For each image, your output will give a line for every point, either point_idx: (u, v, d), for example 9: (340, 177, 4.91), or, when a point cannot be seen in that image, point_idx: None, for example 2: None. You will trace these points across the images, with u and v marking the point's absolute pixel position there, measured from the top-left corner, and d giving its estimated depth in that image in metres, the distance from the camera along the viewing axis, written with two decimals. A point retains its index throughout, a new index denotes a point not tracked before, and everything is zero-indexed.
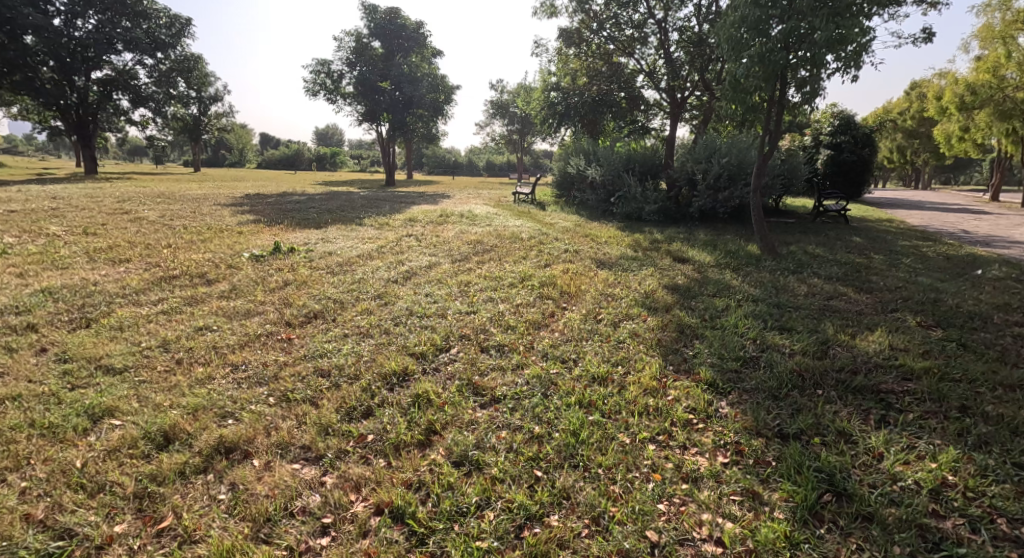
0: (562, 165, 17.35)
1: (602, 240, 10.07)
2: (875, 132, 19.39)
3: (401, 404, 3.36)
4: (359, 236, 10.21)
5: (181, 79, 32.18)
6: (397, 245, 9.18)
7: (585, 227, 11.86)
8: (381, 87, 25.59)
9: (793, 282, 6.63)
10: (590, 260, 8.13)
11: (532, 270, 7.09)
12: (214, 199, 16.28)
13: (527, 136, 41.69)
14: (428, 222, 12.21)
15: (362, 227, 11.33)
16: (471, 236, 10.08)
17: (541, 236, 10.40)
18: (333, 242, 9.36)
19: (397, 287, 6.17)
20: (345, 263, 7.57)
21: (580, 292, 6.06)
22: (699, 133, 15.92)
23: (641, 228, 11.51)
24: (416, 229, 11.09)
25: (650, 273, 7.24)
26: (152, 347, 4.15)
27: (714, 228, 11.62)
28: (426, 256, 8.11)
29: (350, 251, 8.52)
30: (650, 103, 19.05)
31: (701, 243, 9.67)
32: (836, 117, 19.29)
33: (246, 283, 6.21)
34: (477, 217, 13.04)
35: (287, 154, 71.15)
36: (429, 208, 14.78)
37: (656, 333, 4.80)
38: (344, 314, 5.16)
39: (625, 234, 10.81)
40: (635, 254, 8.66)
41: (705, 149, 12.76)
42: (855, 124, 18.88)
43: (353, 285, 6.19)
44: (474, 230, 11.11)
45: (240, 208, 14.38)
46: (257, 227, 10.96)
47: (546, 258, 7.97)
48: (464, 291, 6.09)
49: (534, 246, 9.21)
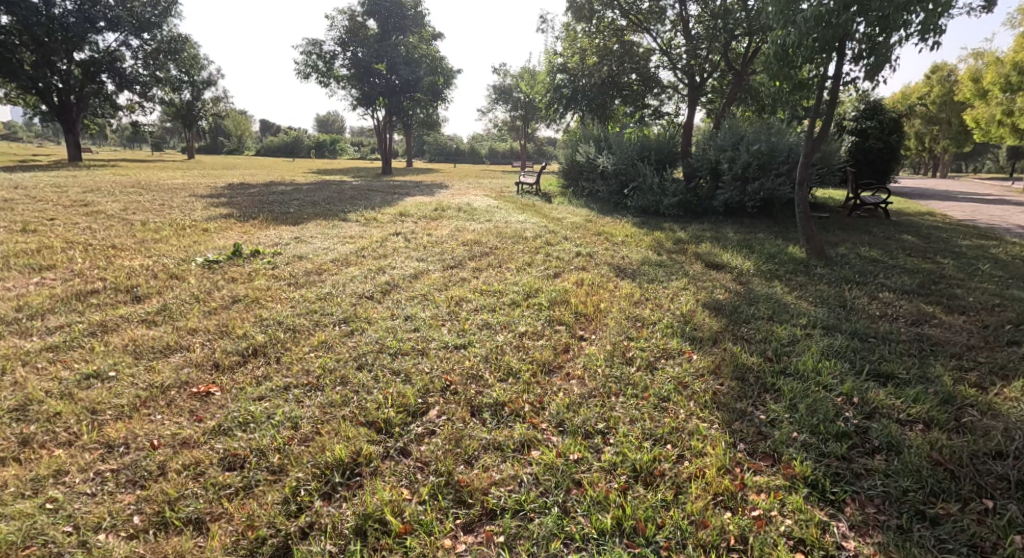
0: (569, 154, 15.98)
1: (618, 240, 8.80)
2: (904, 118, 17.86)
3: (341, 534, 2.24)
4: (340, 234, 8.99)
5: (170, 61, 30.82)
6: (382, 247, 7.93)
7: (596, 223, 10.58)
8: (377, 70, 24.19)
9: (863, 299, 5.39)
10: (607, 266, 6.89)
11: (538, 281, 5.86)
12: (191, 190, 15.03)
13: (531, 122, 40.20)
14: (420, 216, 10.98)
15: (345, 223, 10.09)
16: (467, 235, 8.82)
17: (547, 234, 9.15)
18: (308, 243, 8.14)
19: (371, 307, 4.96)
20: (314, 271, 6.35)
21: (599, 314, 4.82)
22: (720, 117, 14.54)
23: (661, 225, 10.22)
24: (406, 226, 9.87)
25: (682, 284, 5.99)
26: (3, 413, 2.93)
27: (743, 225, 10.33)
28: (414, 261, 6.90)
29: (324, 254, 7.31)
30: (664, 86, 17.61)
31: (734, 243, 8.41)
32: (862, 100, 17.96)
33: (184, 302, 5.00)
34: (475, 211, 11.78)
35: (285, 141, 69.69)
36: (424, 201, 13.52)
37: (709, 382, 3.57)
38: (295, 350, 3.93)
39: (644, 231, 9.55)
40: (658, 259, 7.40)
41: (732, 136, 11.44)
42: (882, 108, 17.57)
43: (317, 304, 4.98)
44: (472, 226, 9.88)
45: (216, 199, 13.13)
46: (226, 223, 9.74)
47: (554, 265, 6.73)
48: (454, 313, 4.88)
49: (539, 247, 7.97)
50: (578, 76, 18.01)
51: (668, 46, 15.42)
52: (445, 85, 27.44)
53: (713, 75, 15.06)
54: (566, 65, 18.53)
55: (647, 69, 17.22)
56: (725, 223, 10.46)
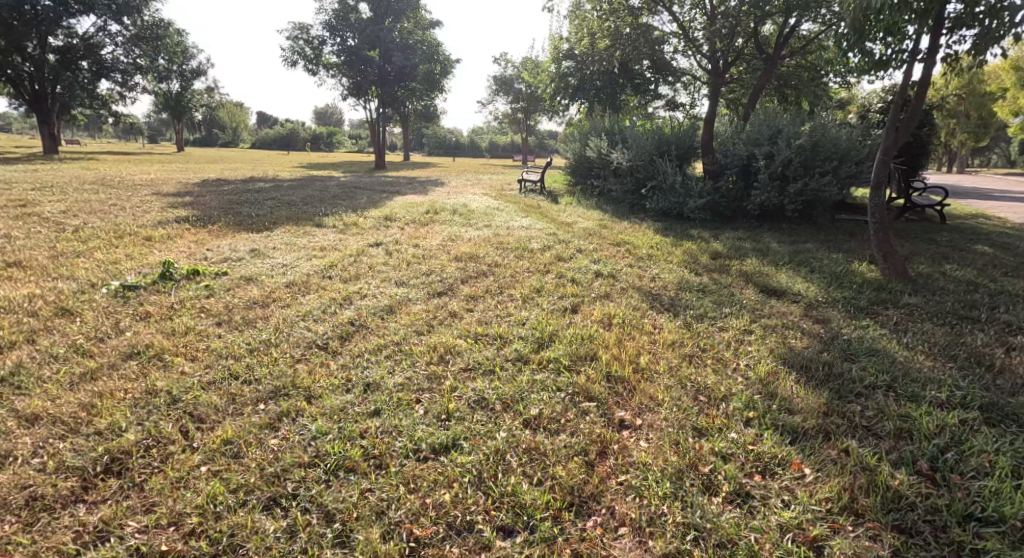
0: (578, 149, 14.48)
1: (643, 253, 7.37)
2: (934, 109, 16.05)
3: None
4: (310, 245, 7.58)
5: (153, 48, 29.27)
6: (358, 262, 6.54)
7: (612, 230, 9.14)
8: (368, 56, 22.64)
9: (1001, 348, 3.93)
10: (636, 293, 5.46)
11: (552, 320, 4.44)
12: (157, 187, 13.57)
13: (533, 114, 38.52)
14: (407, 220, 9.58)
15: (320, 230, 8.68)
16: (459, 246, 7.42)
17: (556, 244, 7.74)
18: (268, 257, 6.74)
19: (320, 370, 3.54)
20: (261, 301, 4.93)
21: (643, 384, 3.39)
22: (747, 108, 13.00)
23: (688, 233, 8.78)
24: (390, 233, 8.47)
25: (741, 322, 4.57)
26: None
27: (783, 234, 8.91)
28: (392, 286, 5.50)
29: (283, 274, 5.90)
30: (680, 74, 16.03)
31: (783, 257, 6.98)
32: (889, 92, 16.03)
33: (56, 357, 3.57)
34: (471, 214, 10.34)
35: (280, 134, 68.09)
36: (414, 201, 12.09)
37: (850, 537, 2.23)
38: (179, 460, 2.52)
39: (670, 241, 8.13)
40: (697, 281, 5.97)
41: (768, 128, 9.95)
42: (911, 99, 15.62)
43: (243, 361, 3.56)
44: (468, 234, 8.45)
45: (180, 199, 11.68)
46: (180, 229, 8.35)
47: (569, 292, 5.30)
48: (437, 379, 3.46)
49: (548, 263, 6.56)
50: (587, 62, 16.49)
51: (688, 27, 13.85)
52: (442, 74, 25.81)
53: (738, 59, 13.52)
54: (574, 51, 16.98)
55: (662, 55, 15.65)
56: (762, 232, 9.01)
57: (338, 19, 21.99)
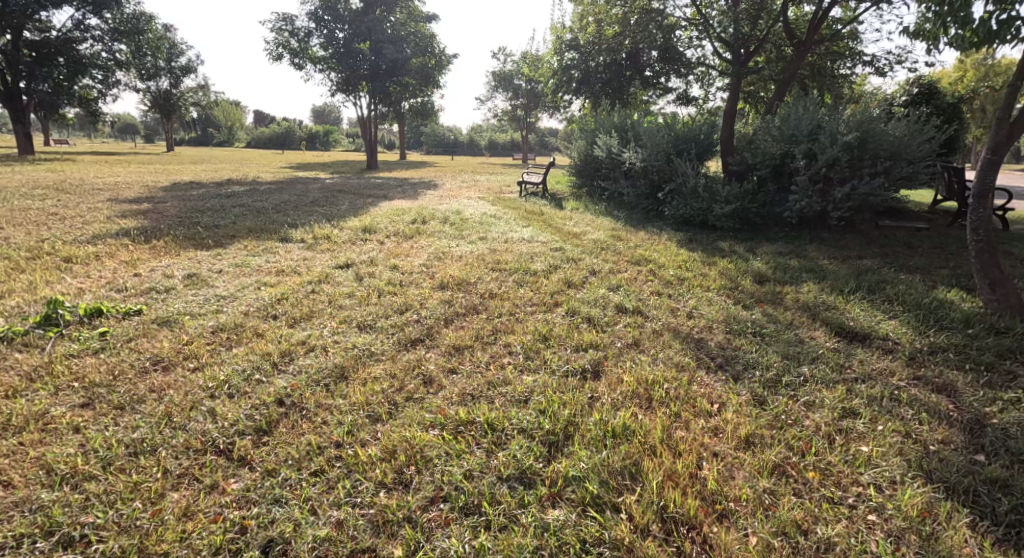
0: (584, 147, 13.14)
1: (670, 275, 6.05)
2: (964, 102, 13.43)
3: None
4: (264, 267, 6.28)
5: (132, 43, 27.95)
6: (317, 293, 5.22)
7: (627, 244, 7.84)
8: (359, 49, 21.34)
9: None
10: (674, 339, 4.16)
11: (566, 395, 3.12)
12: (117, 192, 12.25)
13: (534, 111, 37.22)
14: (389, 233, 8.27)
15: (283, 245, 7.38)
16: (446, 269, 6.10)
17: (563, 264, 6.43)
18: (207, 285, 5.44)
19: (201, 508, 2.28)
20: (168, 358, 3.62)
21: (722, 535, 2.18)
22: (773, 101, 11.64)
23: (718, 248, 7.47)
24: (366, 250, 7.17)
25: (834, 392, 3.25)
26: None
27: (831, 248, 7.59)
28: (352, 332, 4.18)
29: (215, 312, 4.60)
30: (693, 66, 14.70)
31: (846, 280, 5.65)
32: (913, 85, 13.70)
33: None
34: (464, 224, 9.05)
35: (276, 133, 66.85)
36: (402, 207, 10.80)
37: None
38: None
39: (699, 259, 6.82)
40: (748, 319, 4.65)
41: (806, 122, 8.58)
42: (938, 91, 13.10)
43: (76, 493, 2.30)
44: (458, 250, 7.16)
45: (136, 207, 10.35)
46: (116, 246, 7.06)
47: (586, 340, 3.98)
48: (387, 530, 2.23)
49: (554, 293, 5.25)
50: (592, 53, 15.16)
51: (705, 11, 12.48)
52: (438, 68, 24.49)
53: (761, 48, 12.18)
54: (577, 42, 15.67)
55: (674, 45, 14.31)
56: (805, 245, 7.69)
57: (326, 9, 20.68)
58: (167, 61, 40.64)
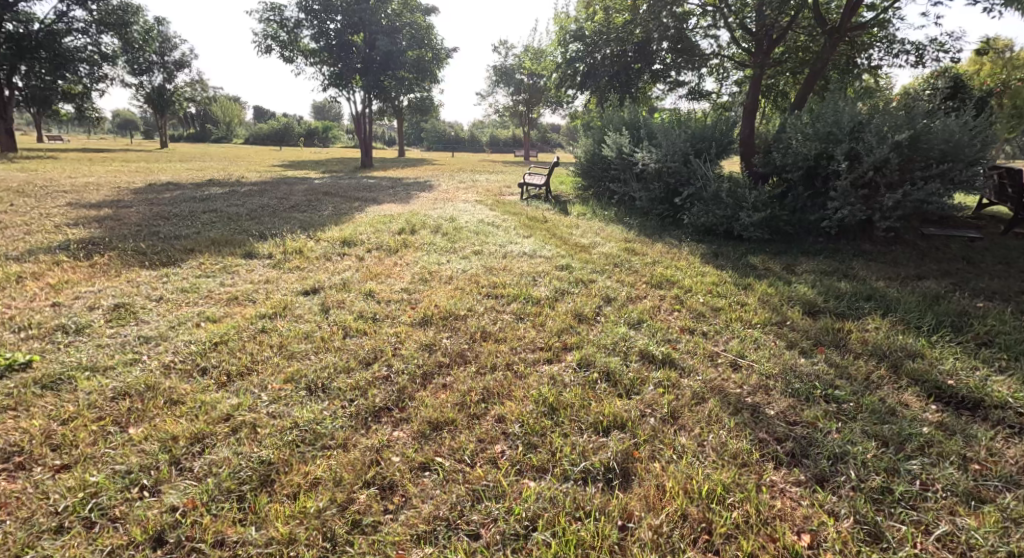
0: (591, 145, 12.10)
1: (700, 305, 5.05)
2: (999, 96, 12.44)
3: None
4: (216, 292, 5.28)
5: (116, 35, 27.00)
6: (270, 331, 4.24)
7: (642, 261, 6.84)
8: (351, 41, 20.31)
9: None
10: (722, 410, 3.17)
11: (587, 528, 2.28)
12: (80, 195, 11.23)
13: (536, 107, 36.19)
14: (371, 245, 7.29)
15: (247, 262, 6.40)
16: (432, 297, 5.13)
17: (571, 289, 5.44)
18: (137, 320, 4.44)
19: None
20: (30, 449, 2.64)
21: None
22: (799, 93, 10.58)
23: (750, 267, 6.46)
24: (341, 269, 6.20)
25: (976, 516, 2.32)
26: None
27: (881, 264, 6.58)
28: (298, 399, 3.19)
29: (128, 365, 3.60)
30: (707, 59, 13.68)
31: (917, 311, 4.65)
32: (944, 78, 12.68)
33: None
34: (456, 233, 8.07)
35: (274, 129, 65.83)
36: (390, 213, 9.82)
37: None
38: None
39: (729, 281, 5.83)
40: (812, 371, 3.64)
41: (846, 118, 7.54)
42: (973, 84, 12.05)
43: None
44: (447, 268, 6.20)
45: (94, 213, 9.34)
46: (48, 263, 6.07)
47: (606, 413, 3.00)
48: None
49: (561, 333, 4.26)
50: (598, 44, 14.13)
51: None
52: (436, 62, 23.48)
53: (783, 39, 11.18)
54: (582, 32, 14.63)
55: (686, 36, 13.28)
56: (849, 261, 6.68)
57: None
58: (160, 55, 39.68)
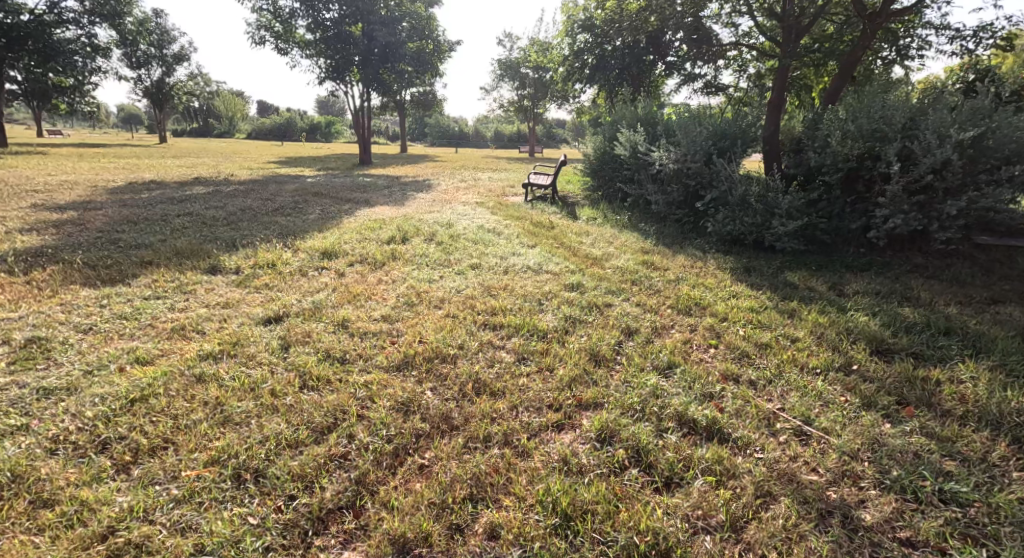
0: (601, 142, 11.17)
1: (742, 340, 4.16)
2: None
3: None
4: (159, 320, 4.43)
5: (107, 26, 26.19)
6: (209, 380, 3.38)
7: (663, 278, 5.95)
8: (349, 32, 19.46)
9: None
10: (798, 520, 2.31)
11: None
12: (50, 196, 10.39)
13: (541, 102, 35.27)
14: (353, 257, 6.44)
15: (208, 279, 5.56)
16: (416, 329, 4.27)
17: (583, 318, 4.57)
18: (47, 362, 3.59)
19: None
20: None
21: None
22: (836, 85, 9.57)
23: (790, 286, 5.56)
24: (315, 289, 5.34)
25: None
26: None
27: (943, 283, 5.66)
28: (217, 498, 2.35)
29: (7, 435, 2.75)
30: (725, 51, 12.75)
31: (1016, 352, 3.74)
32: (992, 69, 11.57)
33: None
34: (452, 242, 7.21)
35: (275, 124, 65.01)
36: (381, 218, 8.97)
37: None
38: None
39: (770, 306, 4.93)
40: (909, 446, 2.76)
41: (898, 112, 6.60)
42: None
43: None
44: (437, 288, 5.34)
45: (56, 216, 8.50)
46: None
47: (641, 531, 2.22)
48: None
49: (573, 385, 3.41)
50: (609, 34, 13.19)
51: None
52: (438, 54, 22.60)
53: (811, 28, 10.25)
54: (591, 22, 13.70)
55: (703, 25, 12.34)
56: (905, 279, 5.77)
57: None
58: (158, 48, 38.95)
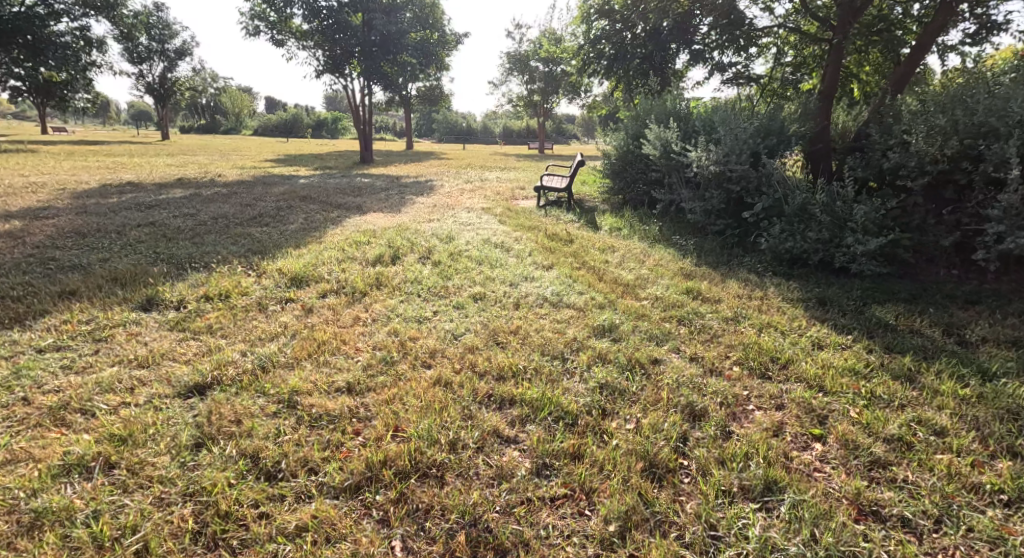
0: (625, 140, 9.81)
1: (862, 427, 2.87)
2: None
3: None
4: (41, 391, 3.21)
5: (98, 17, 25.15)
6: (53, 521, 2.22)
7: (718, 316, 4.67)
8: (348, 21, 18.24)
9: None
10: None
11: None
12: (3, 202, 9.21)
13: (552, 97, 33.96)
14: (329, 284, 5.23)
15: (137, 319, 4.35)
16: (392, 409, 3.04)
17: (624, 388, 3.32)
18: None
19: None
20: None
21: None
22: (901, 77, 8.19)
23: (890, 330, 4.27)
24: (271, 336, 4.13)
25: None
26: None
27: None
28: None
29: None
30: (758, 37, 11.34)
31: None
32: None
33: None
34: (452, 263, 5.99)
35: (280, 118, 63.98)
36: (371, 228, 7.75)
37: None
38: None
39: (876, 363, 3.64)
40: None
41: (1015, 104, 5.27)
42: None
43: None
44: (429, 335, 4.13)
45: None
46: None
47: None
48: None
49: (630, 536, 2.22)
50: (631, 19, 11.79)
51: None
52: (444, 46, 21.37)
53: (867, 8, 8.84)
54: (610, 6, 12.32)
55: (735, 8, 10.94)
56: None
57: None
58: (160, 43, 37.96)
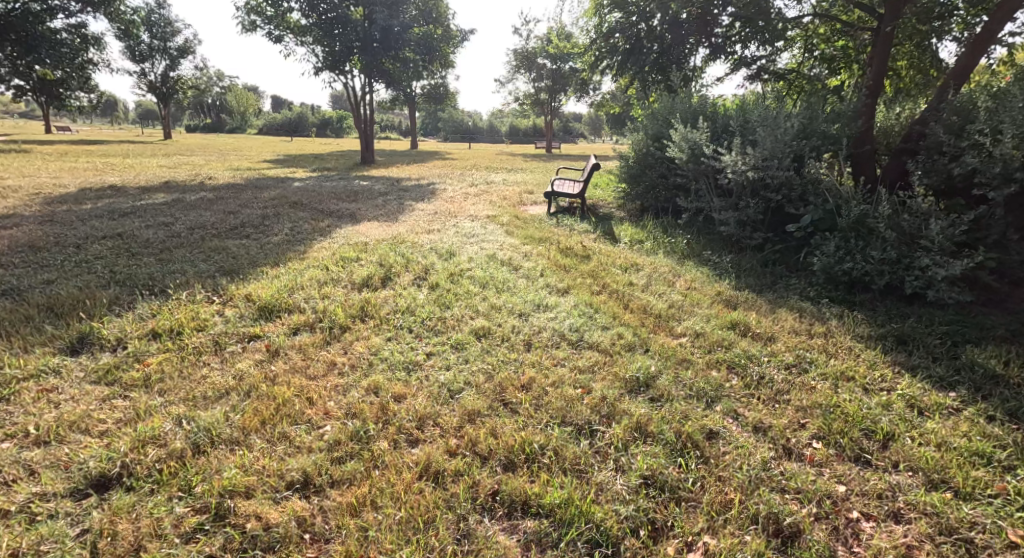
0: (644, 141, 8.87)
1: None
2: None
3: None
4: None
5: (94, 12, 24.36)
6: None
7: (778, 362, 3.77)
8: (347, 15, 17.42)
9: None
10: None
11: None
12: None
13: (560, 95, 33.12)
14: (304, 316, 4.38)
15: (59, 366, 3.50)
16: (361, 526, 2.25)
17: (678, 486, 2.49)
18: None
19: None
20: None
21: None
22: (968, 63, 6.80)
23: (1000, 385, 3.40)
24: (220, 394, 3.26)
25: None
26: None
27: None
28: None
29: None
30: (786, 29, 10.40)
31: None
32: None
33: None
34: (452, 285, 5.15)
35: (285, 117, 63.38)
36: (363, 240, 6.92)
37: None
38: None
39: (1004, 442, 2.78)
40: None
41: None
42: None
43: None
44: (420, 391, 3.29)
45: None
46: None
47: None
48: None
49: None
50: (647, 10, 10.84)
51: None
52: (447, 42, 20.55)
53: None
54: None
55: None
56: None
57: None
58: (161, 42, 37.27)
